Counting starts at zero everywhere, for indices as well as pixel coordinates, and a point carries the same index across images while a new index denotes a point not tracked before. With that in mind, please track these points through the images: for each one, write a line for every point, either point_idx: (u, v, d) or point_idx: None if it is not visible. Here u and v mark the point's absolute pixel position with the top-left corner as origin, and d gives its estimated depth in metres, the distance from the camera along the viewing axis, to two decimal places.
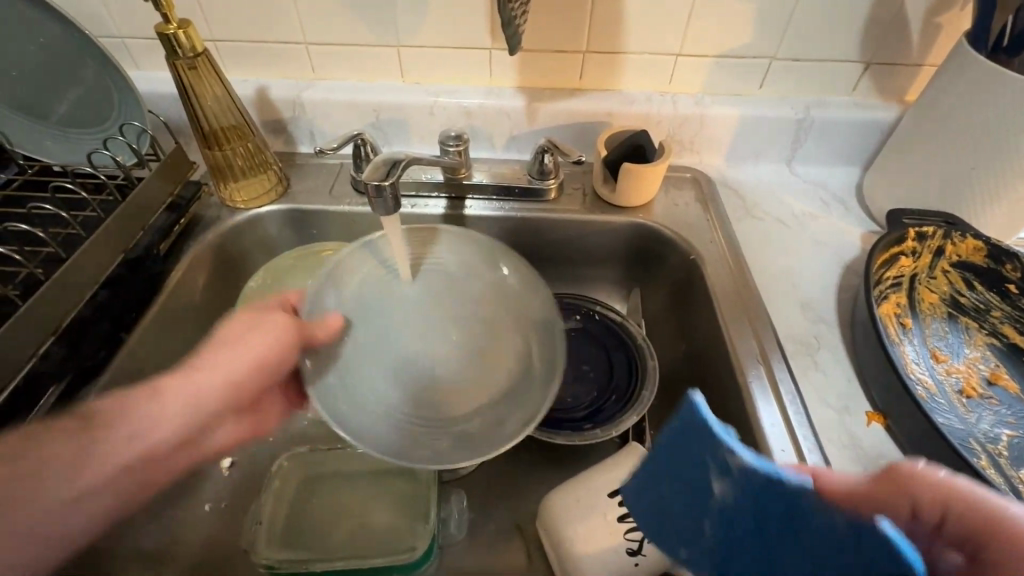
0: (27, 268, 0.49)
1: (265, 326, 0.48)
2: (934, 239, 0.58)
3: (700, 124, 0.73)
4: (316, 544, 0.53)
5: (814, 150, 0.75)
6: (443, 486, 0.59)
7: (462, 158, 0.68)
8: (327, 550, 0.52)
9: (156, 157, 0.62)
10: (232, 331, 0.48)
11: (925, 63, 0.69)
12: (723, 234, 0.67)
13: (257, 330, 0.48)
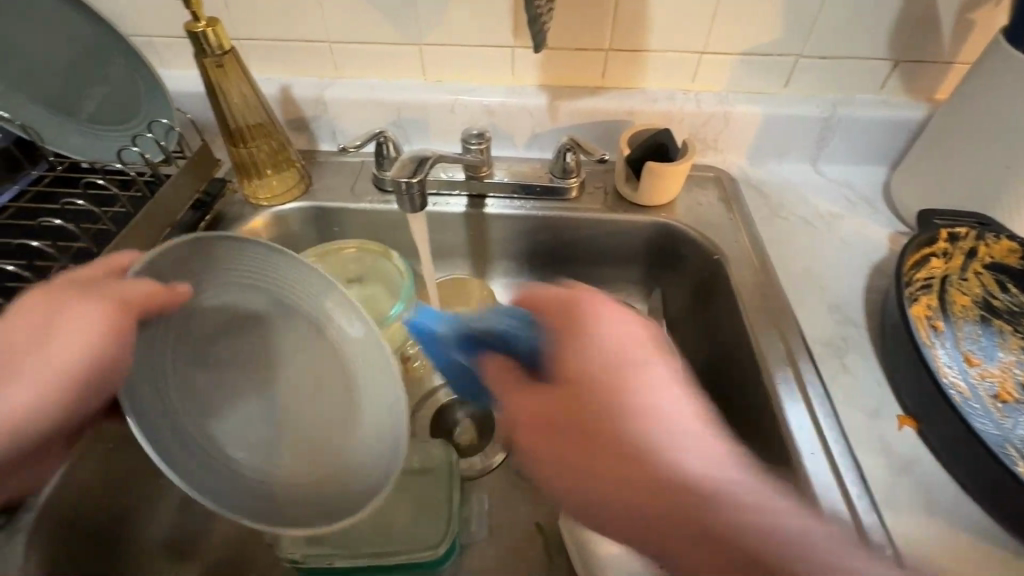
0: (61, 263, 0.49)
1: (71, 332, 0.39)
2: (967, 240, 0.57)
3: (723, 123, 0.72)
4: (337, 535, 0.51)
5: (840, 150, 0.74)
6: (465, 484, 0.59)
7: (484, 156, 0.67)
8: (348, 543, 0.51)
9: (182, 155, 0.63)
10: (16, 332, 0.38)
11: (956, 61, 0.67)
12: (747, 234, 0.66)
13: (58, 328, 0.39)
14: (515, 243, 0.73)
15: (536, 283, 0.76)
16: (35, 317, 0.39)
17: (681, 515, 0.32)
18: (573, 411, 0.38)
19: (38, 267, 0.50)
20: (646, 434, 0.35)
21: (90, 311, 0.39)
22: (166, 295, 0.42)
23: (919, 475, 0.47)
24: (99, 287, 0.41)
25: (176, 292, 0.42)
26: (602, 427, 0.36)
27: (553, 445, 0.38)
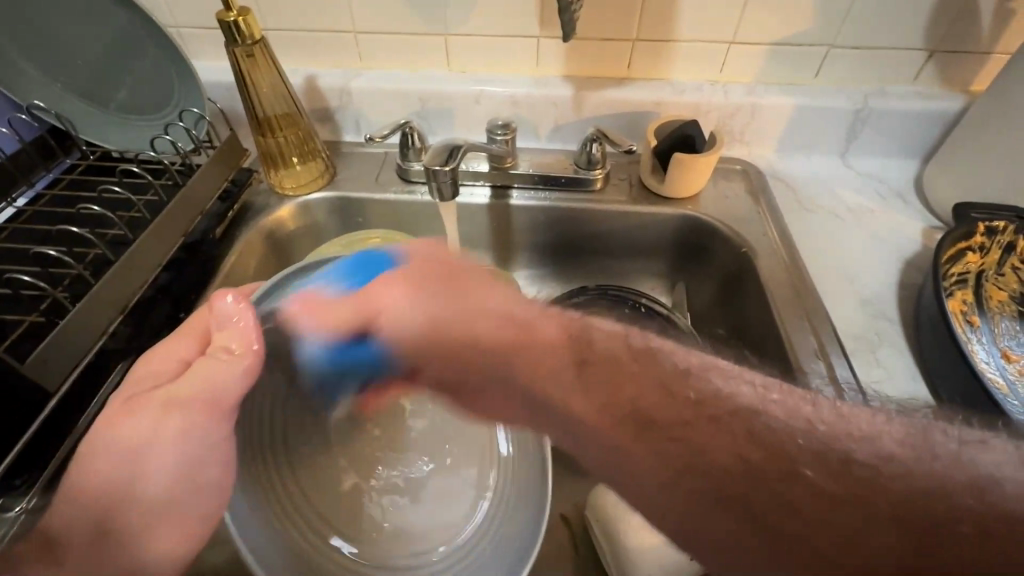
0: (99, 249, 0.50)
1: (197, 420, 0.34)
2: (1004, 234, 0.56)
3: (751, 115, 0.71)
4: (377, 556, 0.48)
5: (871, 143, 0.73)
6: None
7: (509, 146, 0.67)
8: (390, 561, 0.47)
9: (211, 144, 0.63)
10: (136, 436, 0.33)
11: (994, 52, 0.66)
12: (776, 227, 0.65)
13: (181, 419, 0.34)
14: (539, 235, 0.72)
15: (559, 275, 0.76)
16: (110, 441, 0.33)
17: (761, 491, 0.31)
18: (636, 373, 0.36)
19: (76, 253, 0.51)
20: (736, 395, 0.35)
21: (175, 418, 0.34)
22: (239, 360, 0.35)
23: None
24: (161, 391, 0.35)
25: (238, 349, 0.36)
26: (542, 381, 0.37)
27: (563, 396, 0.37)
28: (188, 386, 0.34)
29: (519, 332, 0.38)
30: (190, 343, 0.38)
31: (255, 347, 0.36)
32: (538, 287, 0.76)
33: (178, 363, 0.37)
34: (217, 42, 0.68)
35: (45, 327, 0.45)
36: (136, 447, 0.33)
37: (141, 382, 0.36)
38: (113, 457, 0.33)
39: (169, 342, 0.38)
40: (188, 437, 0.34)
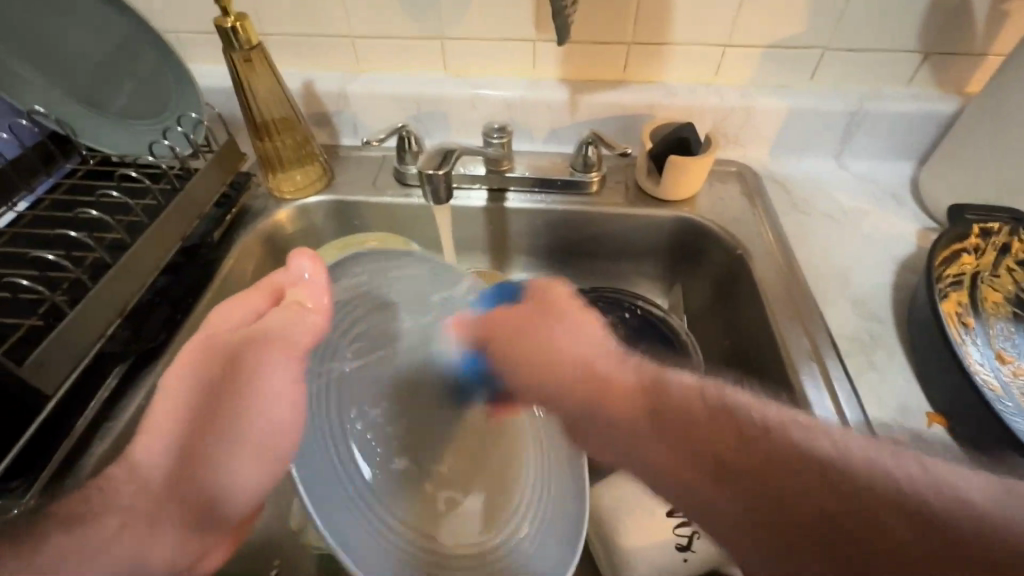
0: (96, 254, 0.51)
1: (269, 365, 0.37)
2: (999, 236, 0.56)
3: (746, 117, 0.71)
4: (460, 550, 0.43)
5: (867, 144, 0.73)
6: None
7: (505, 150, 0.68)
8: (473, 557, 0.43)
9: (209, 149, 0.64)
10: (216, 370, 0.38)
11: (988, 53, 0.66)
12: (771, 229, 0.65)
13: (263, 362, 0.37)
14: (536, 237, 0.73)
15: (556, 277, 0.76)
16: (190, 380, 0.38)
17: (786, 493, 0.31)
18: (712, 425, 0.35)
19: (74, 257, 0.51)
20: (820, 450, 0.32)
21: (253, 356, 0.37)
22: (309, 312, 0.39)
23: None
24: (242, 334, 0.39)
25: (310, 305, 0.39)
26: (608, 412, 0.38)
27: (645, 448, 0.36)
28: (261, 331, 0.39)
29: (601, 370, 0.40)
30: (261, 300, 0.42)
31: (324, 303, 0.40)
32: None
33: (253, 315, 0.42)
34: (216, 47, 0.69)
35: (42, 331, 0.46)
36: (212, 382, 0.38)
37: (220, 330, 0.41)
38: (189, 391, 0.38)
39: (248, 294, 0.42)
40: (267, 373, 0.37)
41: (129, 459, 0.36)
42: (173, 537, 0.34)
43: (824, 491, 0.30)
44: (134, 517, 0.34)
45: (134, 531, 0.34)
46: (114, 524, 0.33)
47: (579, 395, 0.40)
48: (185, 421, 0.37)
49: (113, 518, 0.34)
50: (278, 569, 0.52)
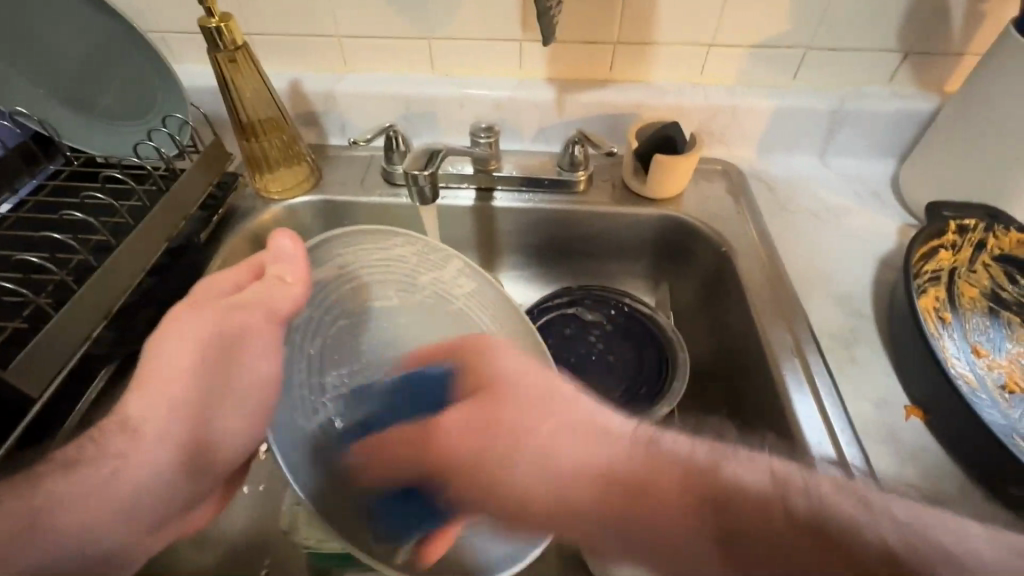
0: (81, 255, 0.51)
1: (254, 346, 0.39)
2: (975, 232, 0.57)
3: (731, 117, 0.72)
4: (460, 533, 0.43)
5: (849, 143, 0.74)
6: None
7: (493, 149, 0.68)
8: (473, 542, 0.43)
9: (195, 149, 0.64)
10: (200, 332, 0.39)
11: (966, 53, 0.67)
12: (755, 226, 0.66)
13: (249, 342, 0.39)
14: (523, 236, 0.73)
15: (544, 276, 0.77)
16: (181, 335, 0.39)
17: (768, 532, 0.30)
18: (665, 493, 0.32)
19: (58, 259, 0.51)
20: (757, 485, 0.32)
21: (239, 318, 0.39)
22: (289, 287, 0.40)
23: (926, 464, 0.48)
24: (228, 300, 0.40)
25: (290, 280, 0.41)
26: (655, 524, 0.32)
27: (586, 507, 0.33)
28: (244, 301, 0.40)
29: (602, 460, 0.33)
30: (243, 274, 0.43)
31: (302, 276, 0.41)
32: (524, 287, 0.77)
33: (231, 288, 0.42)
34: (201, 47, 0.68)
35: (26, 334, 0.45)
36: (197, 345, 0.38)
37: (200, 297, 0.41)
38: (188, 355, 0.38)
39: (230, 268, 0.43)
40: (252, 338, 0.39)
41: (119, 413, 0.37)
42: (166, 485, 0.37)
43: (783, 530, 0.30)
44: (133, 454, 0.36)
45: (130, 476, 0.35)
46: (108, 467, 0.35)
47: (534, 486, 0.33)
48: (174, 381, 0.38)
49: (108, 465, 0.35)
50: (269, 569, 0.52)
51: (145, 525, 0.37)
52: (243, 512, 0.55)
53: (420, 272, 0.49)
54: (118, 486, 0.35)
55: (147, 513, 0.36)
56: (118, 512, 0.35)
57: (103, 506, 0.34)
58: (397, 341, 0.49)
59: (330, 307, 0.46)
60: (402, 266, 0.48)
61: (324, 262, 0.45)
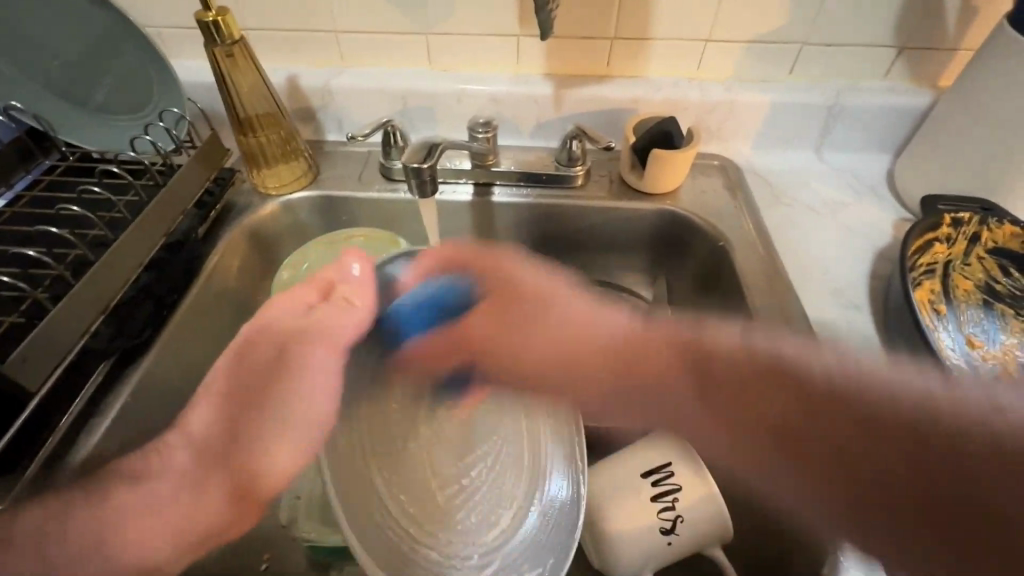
0: (79, 250, 0.50)
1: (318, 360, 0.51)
2: (970, 225, 0.57)
3: (728, 112, 0.72)
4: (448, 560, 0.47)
5: (845, 138, 0.74)
6: None
7: (491, 144, 0.68)
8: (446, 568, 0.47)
9: (193, 144, 0.64)
10: (257, 353, 0.52)
11: (959, 48, 0.68)
12: (752, 221, 0.67)
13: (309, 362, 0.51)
14: (522, 231, 0.73)
15: None
16: (230, 364, 0.52)
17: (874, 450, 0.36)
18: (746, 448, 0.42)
19: (55, 254, 0.51)
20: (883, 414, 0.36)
21: (300, 348, 0.51)
22: (355, 307, 0.53)
23: None
24: (283, 328, 0.52)
25: (356, 300, 0.53)
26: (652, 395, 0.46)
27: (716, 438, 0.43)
28: (313, 326, 0.52)
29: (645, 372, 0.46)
30: (312, 294, 0.54)
31: (369, 300, 0.53)
32: None
33: (304, 306, 0.53)
34: (198, 42, 0.68)
35: (22, 329, 0.45)
36: (257, 371, 0.51)
37: (283, 319, 0.53)
38: (223, 384, 0.51)
39: (298, 291, 0.54)
40: (317, 351, 0.51)
41: (180, 437, 0.48)
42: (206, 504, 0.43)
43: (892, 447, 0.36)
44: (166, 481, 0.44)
45: (183, 487, 0.43)
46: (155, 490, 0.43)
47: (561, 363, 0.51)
48: (218, 423, 0.48)
49: (161, 482, 0.43)
50: (268, 563, 0.51)
51: (192, 546, 0.42)
52: None
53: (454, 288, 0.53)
54: (171, 497, 0.42)
55: (190, 536, 0.42)
56: (163, 523, 0.41)
57: (153, 514, 0.41)
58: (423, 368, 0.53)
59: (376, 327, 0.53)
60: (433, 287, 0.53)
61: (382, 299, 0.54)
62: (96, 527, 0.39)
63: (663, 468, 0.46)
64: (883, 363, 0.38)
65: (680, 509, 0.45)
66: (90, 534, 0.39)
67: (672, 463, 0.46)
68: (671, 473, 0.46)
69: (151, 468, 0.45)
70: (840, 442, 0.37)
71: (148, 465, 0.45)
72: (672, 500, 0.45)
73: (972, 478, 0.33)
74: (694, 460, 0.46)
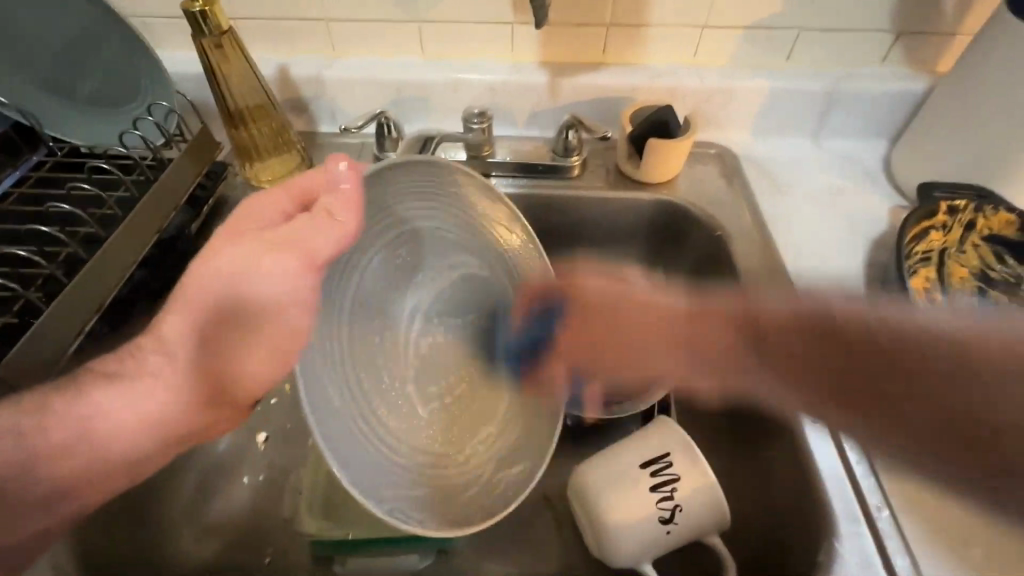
0: (70, 248, 0.50)
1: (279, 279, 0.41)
2: (965, 213, 0.58)
3: (725, 99, 0.72)
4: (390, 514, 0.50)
5: (842, 124, 0.74)
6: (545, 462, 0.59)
7: (486, 134, 0.67)
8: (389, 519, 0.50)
9: (183, 138, 0.63)
10: (224, 268, 0.42)
11: (958, 33, 0.67)
12: (749, 210, 0.67)
13: (272, 277, 0.41)
14: None
15: None
16: (205, 269, 0.43)
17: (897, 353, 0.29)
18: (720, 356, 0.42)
19: (47, 253, 0.50)
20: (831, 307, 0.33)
21: (278, 254, 0.41)
22: (335, 223, 0.40)
23: None
24: (262, 232, 0.42)
25: (339, 214, 0.41)
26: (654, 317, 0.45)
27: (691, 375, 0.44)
28: (293, 231, 0.41)
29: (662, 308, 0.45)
30: (288, 203, 0.44)
31: (354, 215, 0.41)
32: None
33: (278, 214, 0.44)
34: (187, 32, 0.67)
35: (16, 329, 0.44)
36: (213, 300, 0.43)
37: (254, 222, 0.43)
38: (200, 297, 0.43)
39: (269, 194, 0.44)
40: (282, 272, 0.41)
41: (153, 335, 0.44)
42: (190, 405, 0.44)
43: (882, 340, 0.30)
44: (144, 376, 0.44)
45: (161, 396, 0.43)
46: (137, 386, 0.43)
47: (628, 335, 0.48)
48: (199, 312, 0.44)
49: (139, 379, 0.43)
50: (271, 558, 0.52)
51: (168, 441, 0.44)
52: (243, 502, 0.55)
53: (464, 198, 0.51)
54: (148, 403, 0.43)
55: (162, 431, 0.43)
56: (117, 445, 0.42)
57: (130, 422, 0.42)
58: (417, 291, 0.54)
59: (364, 245, 0.47)
60: (438, 198, 0.50)
61: (378, 210, 0.47)
62: (73, 427, 0.40)
63: (662, 458, 0.47)
64: (860, 298, 0.32)
65: (679, 499, 0.46)
66: (69, 432, 0.40)
67: (671, 453, 0.47)
68: (670, 463, 0.47)
69: (128, 368, 0.44)
70: (796, 349, 0.33)
71: (122, 368, 0.44)
72: (671, 489, 0.46)
73: (918, 374, 0.28)
74: (692, 452, 0.47)
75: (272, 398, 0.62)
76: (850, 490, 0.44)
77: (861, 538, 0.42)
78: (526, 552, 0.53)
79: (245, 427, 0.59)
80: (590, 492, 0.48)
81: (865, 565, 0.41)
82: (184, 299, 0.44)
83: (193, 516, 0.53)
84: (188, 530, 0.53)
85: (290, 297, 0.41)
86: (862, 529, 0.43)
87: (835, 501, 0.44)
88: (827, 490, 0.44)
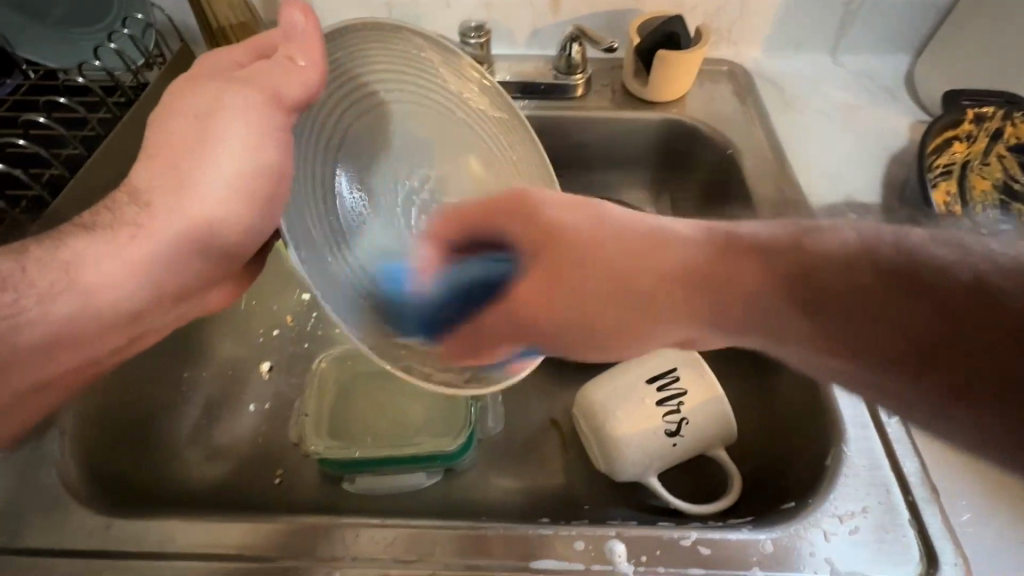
0: (54, 169, 0.48)
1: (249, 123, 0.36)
2: (992, 120, 0.55)
3: (739, 10, 0.67)
4: (405, 441, 0.51)
5: (864, 37, 0.69)
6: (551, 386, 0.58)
7: (483, 52, 0.64)
8: (403, 442, 0.51)
9: (163, 59, 0.59)
10: (187, 121, 0.36)
11: None
12: (762, 128, 0.64)
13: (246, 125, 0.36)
14: None
15: None
16: (180, 106, 0.37)
17: (921, 327, 0.28)
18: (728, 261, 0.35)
19: (30, 174, 0.48)
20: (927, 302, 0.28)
21: (241, 96, 0.37)
22: (301, 69, 0.37)
23: None
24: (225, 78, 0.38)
25: (301, 60, 0.38)
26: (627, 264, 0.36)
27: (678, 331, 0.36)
28: (258, 76, 0.37)
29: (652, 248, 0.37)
30: (243, 54, 0.40)
31: (317, 61, 0.38)
32: None
33: (234, 66, 0.39)
34: None
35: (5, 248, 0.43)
36: (180, 140, 0.36)
37: (206, 71, 0.38)
38: (169, 137, 0.36)
39: (227, 49, 0.39)
40: (248, 116, 0.37)
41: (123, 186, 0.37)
42: (176, 267, 0.38)
43: (915, 312, 0.28)
44: (123, 229, 0.36)
45: (148, 243, 0.36)
46: (123, 236, 0.36)
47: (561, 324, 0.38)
48: (169, 150, 0.36)
49: (120, 232, 0.36)
50: (280, 478, 0.52)
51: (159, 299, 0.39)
52: (249, 426, 0.55)
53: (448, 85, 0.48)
54: (129, 257, 0.36)
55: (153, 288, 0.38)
56: (119, 294, 0.36)
57: (113, 276, 0.35)
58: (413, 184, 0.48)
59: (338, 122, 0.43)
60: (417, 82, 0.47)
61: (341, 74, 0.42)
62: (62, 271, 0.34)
63: (669, 374, 0.46)
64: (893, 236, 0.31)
65: (685, 412, 0.45)
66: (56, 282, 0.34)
67: (678, 368, 0.46)
68: (677, 377, 0.46)
69: (105, 221, 0.36)
70: (843, 292, 0.30)
71: (100, 218, 0.36)
72: (677, 403, 0.46)
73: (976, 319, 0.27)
74: (699, 367, 0.46)
75: (273, 329, 0.61)
76: (859, 398, 0.44)
77: (867, 441, 0.42)
78: (532, 469, 0.53)
79: (248, 356, 0.59)
80: (596, 411, 0.48)
81: (872, 466, 0.41)
82: (150, 144, 0.37)
83: (199, 439, 0.54)
84: (196, 451, 0.53)
85: (256, 165, 0.37)
86: (871, 436, 0.42)
87: (844, 408, 0.44)
88: (836, 398, 0.44)
